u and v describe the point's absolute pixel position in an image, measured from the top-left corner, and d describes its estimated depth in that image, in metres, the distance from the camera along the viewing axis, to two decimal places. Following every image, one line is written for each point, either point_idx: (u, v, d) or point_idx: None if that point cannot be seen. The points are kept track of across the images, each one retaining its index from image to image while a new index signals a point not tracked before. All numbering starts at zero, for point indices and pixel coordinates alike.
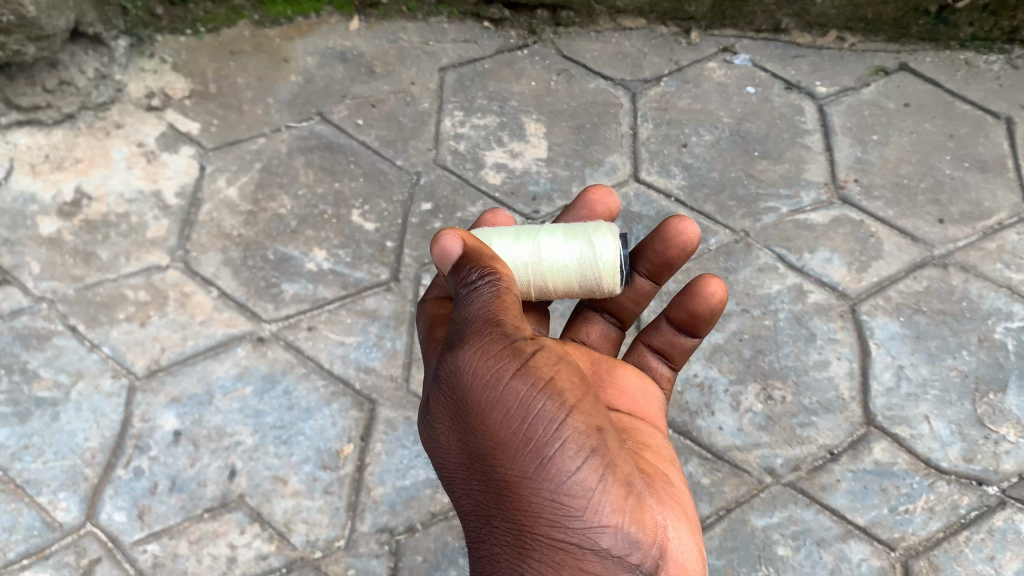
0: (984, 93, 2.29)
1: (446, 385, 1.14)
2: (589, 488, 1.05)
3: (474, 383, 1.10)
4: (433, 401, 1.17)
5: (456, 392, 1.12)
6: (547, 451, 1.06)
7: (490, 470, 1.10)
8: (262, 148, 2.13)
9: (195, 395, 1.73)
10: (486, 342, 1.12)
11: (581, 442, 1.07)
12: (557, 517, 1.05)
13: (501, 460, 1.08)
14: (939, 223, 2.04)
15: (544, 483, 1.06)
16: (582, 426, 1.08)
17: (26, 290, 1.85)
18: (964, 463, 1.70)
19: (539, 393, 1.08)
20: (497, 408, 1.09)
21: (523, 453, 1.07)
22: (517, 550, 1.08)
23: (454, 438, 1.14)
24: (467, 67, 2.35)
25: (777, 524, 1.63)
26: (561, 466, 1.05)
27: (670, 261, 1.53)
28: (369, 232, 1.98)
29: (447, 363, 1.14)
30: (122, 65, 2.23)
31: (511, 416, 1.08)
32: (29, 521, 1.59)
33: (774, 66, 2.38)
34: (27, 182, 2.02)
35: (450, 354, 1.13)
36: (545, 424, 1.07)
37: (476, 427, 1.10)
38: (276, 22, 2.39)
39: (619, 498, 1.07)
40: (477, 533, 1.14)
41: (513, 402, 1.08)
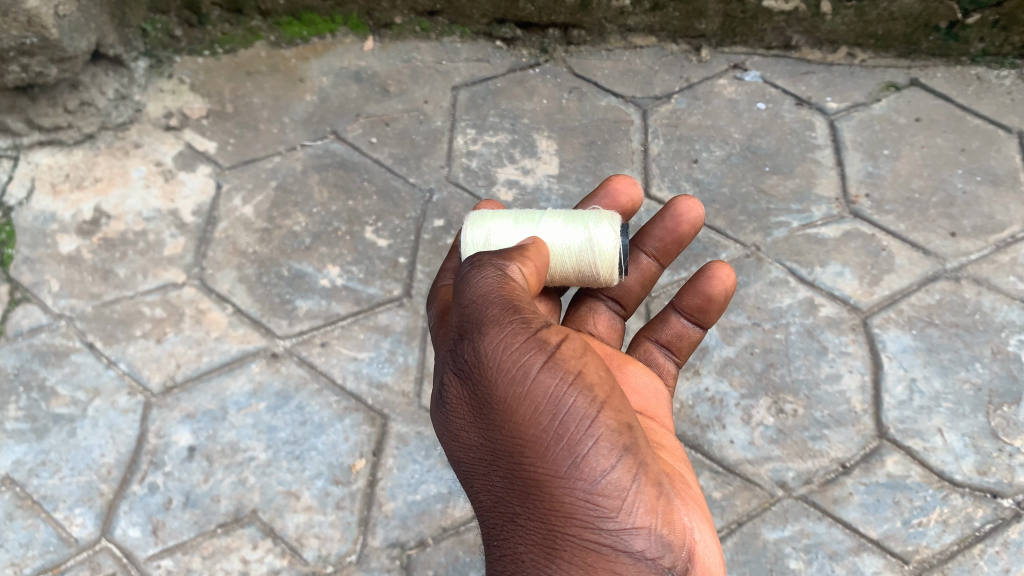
0: (996, 107, 2.29)
1: (468, 379, 1.08)
2: (623, 488, 1.02)
3: (503, 379, 1.04)
4: (453, 397, 1.11)
5: (481, 387, 1.06)
6: (580, 449, 1.02)
7: (517, 469, 1.05)
8: (277, 167, 2.16)
9: (210, 411, 1.76)
10: (509, 331, 1.06)
11: (614, 441, 1.03)
12: (590, 517, 1.01)
13: (530, 457, 1.03)
14: (951, 236, 2.04)
15: (577, 482, 1.01)
16: (614, 423, 1.04)
17: (45, 307, 1.89)
18: (978, 476, 1.69)
19: (569, 388, 1.04)
20: (527, 404, 1.03)
21: (554, 451, 1.02)
22: (546, 553, 1.03)
23: (475, 436, 1.09)
24: (479, 85, 2.37)
25: (789, 538, 1.63)
26: (594, 465, 1.01)
27: (679, 240, 1.62)
28: (382, 248, 2.01)
29: (469, 357, 1.07)
30: (142, 86, 2.28)
31: (543, 412, 1.03)
32: (46, 537, 1.61)
33: (785, 82, 2.39)
34: (47, 202, 2.06)
35: (475, 344, 1.07)
36: (578, 420, 1.03)
37: (501, 422, 1.05)
38: (291, 43, 2.44)
39: (652, 498, 1.03)
40: (498, 535, 1.09)
41: (544, 398, 1.03)
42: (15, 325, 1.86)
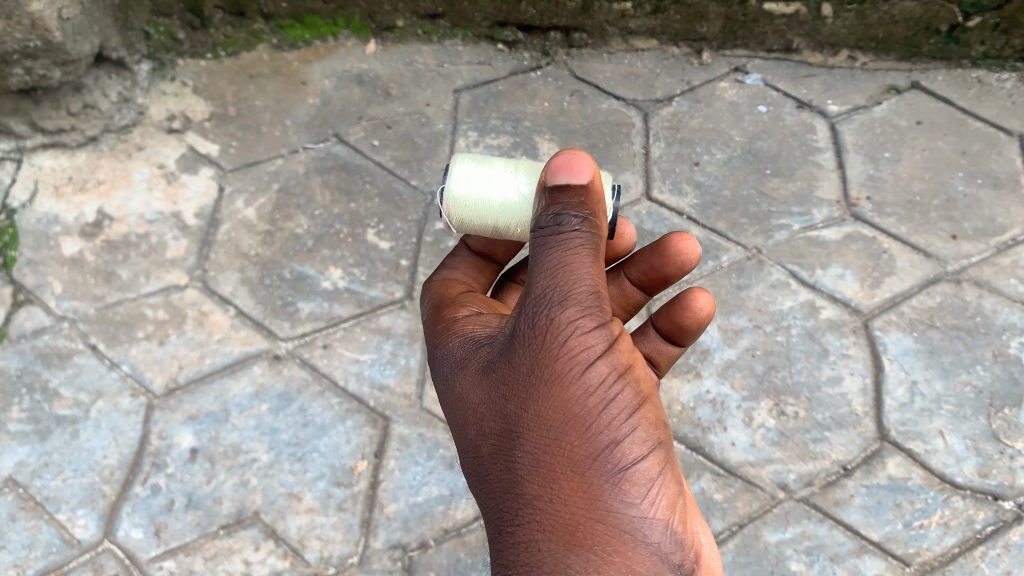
0: (997, 110, 2.29)
1: (522, 340, 1.01)
2: (651, 479, 0.98)
3: (565, 344, 0.98)
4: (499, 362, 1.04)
5: (534, 352, 1.00)
6: (623, 433, 0.98)
7: (554, 443, 0.98)
8: (279, 169, 2.16)
9: (212, 413, 1.76)
10: (581, 301, 0.99)
11: (652, 432, 1.00)
12: (614, 503, 0.96)
13: (571, 432, 0.98)
14: (952, 239, 2.04)
15: (611, 464, 0.97)
16: (653, 417, 1.00)
17: (48, 309, 1.89)
18: (979, 478, 1.69)
19: (620, 373, 1.00)
20: (581, 377, 0.98)
21: (597, 431, 0.98)
22: (564, 538, 0.96)
23: (513, 404, 1.02)
24: (481, 89, 2.38)
25: (790, 540, 1.63)
26: (629, 450, 0.98)
27: (665, 276, 1.38)
28: (384, 251, 2.01)
29: (530, 318, 1.01)
30: (145, 89, 2.29)
31: (593, 388, 0.98)
32: (48, 538, 1.62)
33: (786, 85, 2.40)
34: (50, 205, 2.06)
35: (542, 307, 1.00)
36: (623, 404, 0.99)
37: (548, 393, 0.99)
38: (294, 46, 2.45)
39: (675, 497, 1.00)
40: (509, 515, 1.01)
41: (597, 373, 0.99)
42: (18, 327, 1.86)
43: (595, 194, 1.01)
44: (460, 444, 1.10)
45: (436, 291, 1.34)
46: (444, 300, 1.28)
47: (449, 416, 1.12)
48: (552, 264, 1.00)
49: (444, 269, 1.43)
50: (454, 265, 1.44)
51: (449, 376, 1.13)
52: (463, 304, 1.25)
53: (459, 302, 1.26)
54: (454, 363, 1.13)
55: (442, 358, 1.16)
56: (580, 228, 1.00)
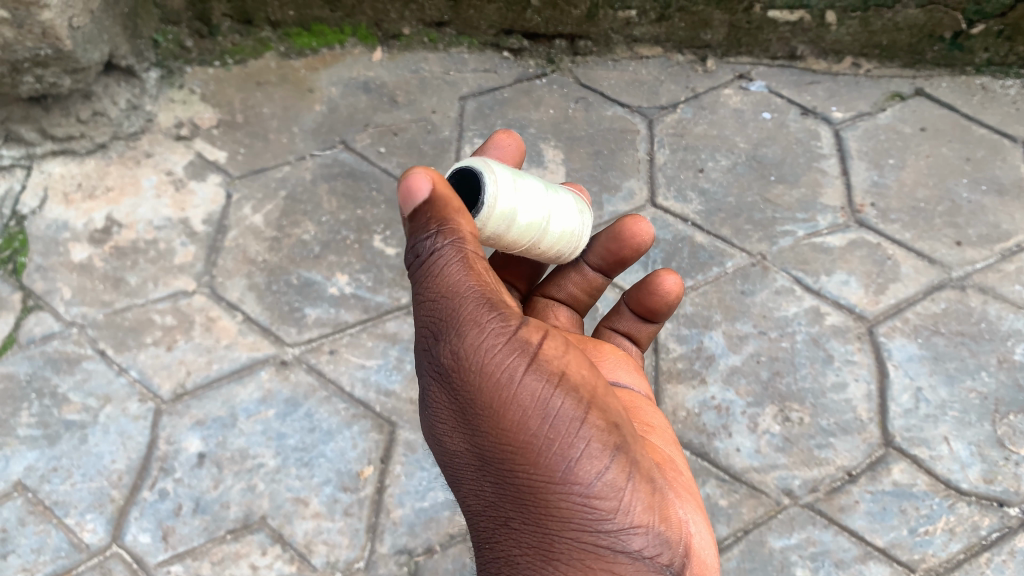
0: (1001, 117, 2.30)
1: (450, 376, 1.06)
2: (617, 488, 1.03)
3: (490, 377, 1.04)
4: (434, 399, 1.09)
5: (462, 387, 1.05)
6: (571, 448, 1.02)
7: (508, 471, 1.05)
8: (286, 176, 2.18)
9: (219, 418, 1.77)
10: (489, 333, 1.05)
11: (603, 438, 1.04)
12: (588, 521, 1.02)
13: (521, 461, 1.03)
14: (956, 245, 2.05)
15: (570, 482, 1.02)
16: (601, 424, 1.05)
17: (57, 315, 1.90)
18: (984, 484, 1.69)
19: (555, 389, 1.04)
20: (514, 404, 1.03)
21: (545, 450, 1.03)
22: (540, 556, 1.04)
23: (461, 441, 1.08)
24: (487, 96, 2.39)
25: (795, 545, 1.64)
26: (586, 467, 1.02)
27: (622, 259, 1.46)
28: (390, 257, 2.02)
29: (442, 354, 1.06)
30: (153, 96, 2.31)
31: (530, 411, 1.03)
32: (57, 542, 1.63)
33: (790, 92, 2.41)
34: (59, 211, 2.08)
35: (453, 346, 1.05)
36: (566, 422, 1.03)
37: (489, 426, 1.04)
38: (301, 54, 2.47)
39: (646, 495, 1.05)
40: (490, 539, 1.08)
41: (528, 396, 1.04)
42: (28, 333, 1.88)
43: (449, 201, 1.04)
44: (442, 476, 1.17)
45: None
46: None
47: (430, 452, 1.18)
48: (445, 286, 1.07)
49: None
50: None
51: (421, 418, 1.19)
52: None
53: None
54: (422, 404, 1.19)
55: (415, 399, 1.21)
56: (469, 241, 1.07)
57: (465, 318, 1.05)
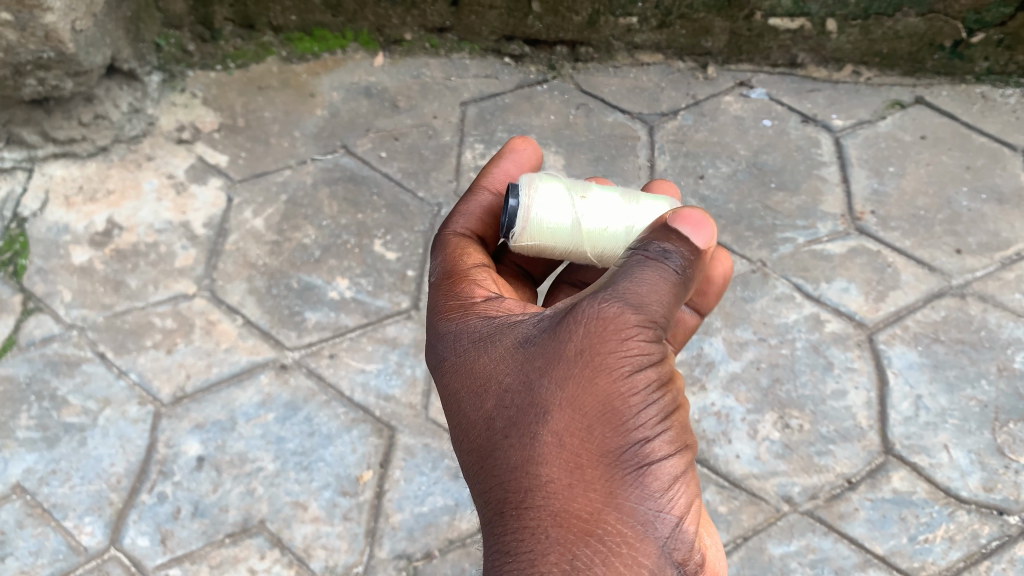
0: (1001, 126, 2.31)
1: (581, 324, 1.00)
2: (672, 485, 0.99)
3: (624, 341, 0.99)
4: (543, 340, 1.03)
5: (582, 343, 0.99)
6: (655, 436, 0.99)
7: (584, 432, 0.98)
8: (287, 180, 2.18)
9: (219, 422, 1.77)
10: (647, 312, 1.00)
11: (680, 440, 1.02)
12: (631, 503, 0.97)
13: (600, 426, 0.98)
14: (956, 253, 2.05)
15: (637, 463, 0.98)
16: (681, 432, 1.03)
17: (57, 317, 1.90)
18: (984, 492, 1.69)
19: (663, 385, 1.02)
20: (625, 374, 0.99)
21: (629, 426, 0.98)
22: (574, 528, 0.96)
23: (540, 386, 1.01)
24: (488, 101, 2.40)
25: (795, 552, 1.63)
26: (655, 456, 0.99)
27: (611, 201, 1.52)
28: (391, 261, 2.02)
29: (589, 305, 1.00)
30: (155, 100, 2.31)
31: (637, 389, 0.99)
32: (55, 545, 1.62)
33: (791, 99, 2.41)
34: (60, 213, 2.08)
35: (608, 304, 1.00)
36: (659, 414, 1.00)
37: (588, 380, 0.98)
38: (303, 58, 2.47)
39: (691, 507, 1.01)
40: (518, 495, 0.99)
41: (645, 377, 1.00)
42: (27, 335, 1.87)
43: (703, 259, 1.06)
44: (465, 413, 1.08)
45: (451, 253, 1.28)
46: (455, 267, 1.25)
47: (456, 387, 1.10)
48: (643, 268, 1.03)
49: (459, 215, 1.35)
50: (467, 213, 1.35)
51: (470, 349, 1.11)
52: (476, 284, 1.22)
53: (471, 279, 1.23)
54: (476, 338, 1.12)
55: (458, 339, 1.13)
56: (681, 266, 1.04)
57: (631, 289, 1.01)
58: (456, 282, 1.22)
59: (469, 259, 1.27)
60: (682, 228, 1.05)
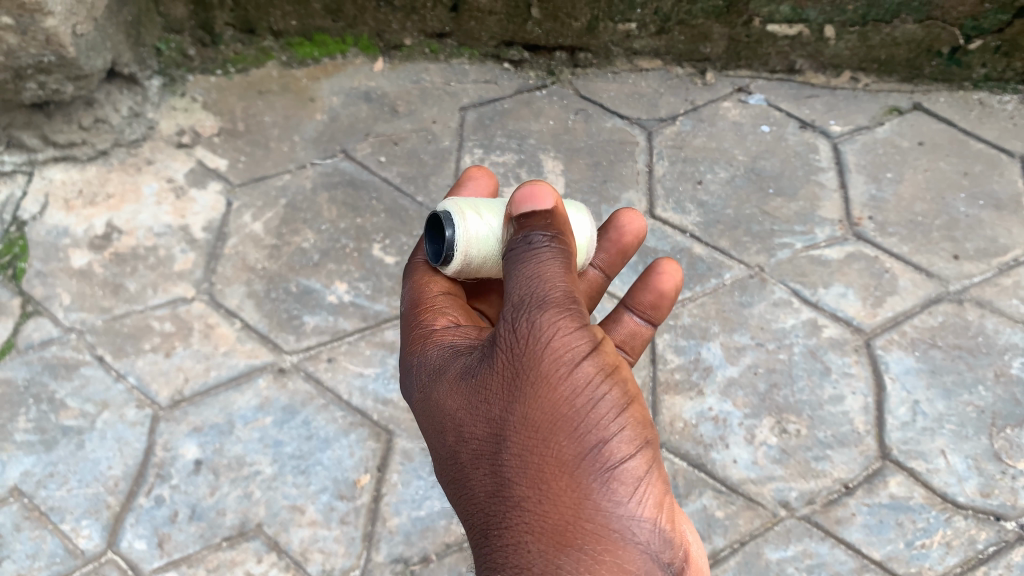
0: (999, 132, 2.31)
1: (515, 344, 1.02)
2: (637, 478, 0.99)
3: (553, 350, 1.00)
4: (487, 367, 1.05)
5: (518, 359, 1.02)
6: (609, 431, 0.99)
7: (541, 446, 0.99)
8: (287, 184, 2.19)
9: (217, 425, 1.77)
10: (565, 316, 1.02)
11: (640, 431, 1.01)
12: (600, 503, 0.97)
13: (554, 436, 0.99)
14: (954, 259, 2.06)
15: (599, 464, 0.98)
16: (638, 419, 1.02)
17: (56, 320, 1.91)
18: (981, 498, 1.69)
19: (606, 377, 1.01)
20: (567, 381, 1.00)
21: (582, 430, 0.99)
22: (552, 541, 0.97)
23: (494, 411, 1.03)
24: (487, 106, 2.41)
25: (792, 558, 1.63)
26: (613, 450, 0.99)
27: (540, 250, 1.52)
28: (389, 265, 2.03)
29: (516, 325, 1.03)
30: (155, 104, 2.32)
31: (581, 391, 1.00)
32: (53, 548, 1.62)
33: (789, 105, 2.42)
34: (59, 217, 2.08)
35: (532, 319, 1.02)
36: (608, 408, 1.00)
37: (535, 395, 1.00)
38: (302, 63, 2.48)
39: (661, 494, 1.00)
40: (495, 518, 1.01)
41: (586, 376, 1.00)
42: (26, 338, 1.88)
43: (561, 218, 1.10)
44: (436, 448, 1.11)
45: (417, 281, 1.30)
46: (418, 297, 1.27)
47: (424, 422, 1.13)
48: (538, 270, 1.06)
49: (426, 240, 1.36)
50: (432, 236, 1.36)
51: (427, 383, 1.13)
52: (437, 312, 1.24)
53: (434, 307, 1.24)
54: (431, 372, 1.14)
55: (418, 372, 1.16)
56: (551, 244, 1.08)
57: (547, 298, 1.03)
58: (421, 312, 1.24)
59: (432, 287, 1.28)
60: (529, 207, 1.09)
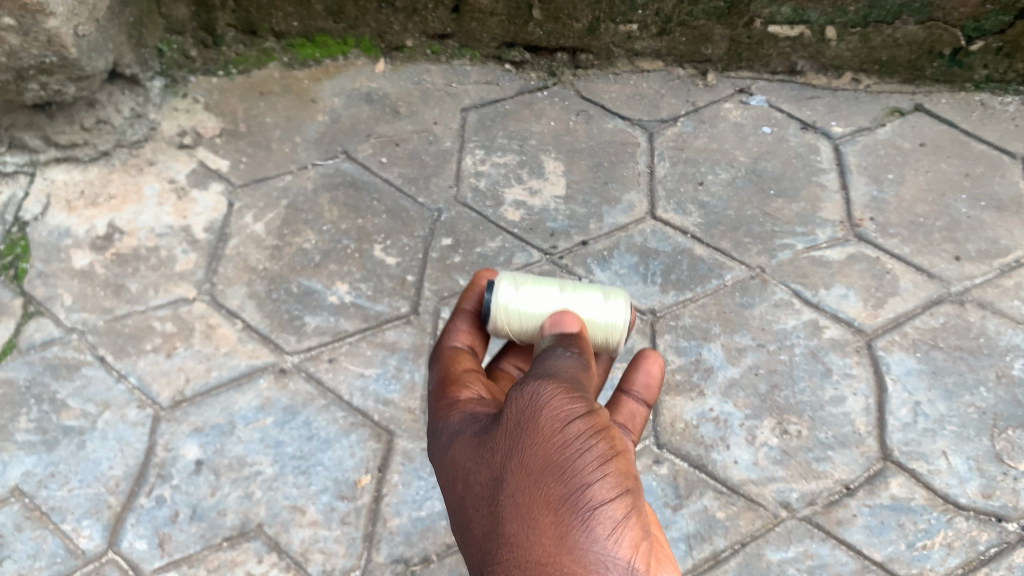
0: (1000, 133, 2.31)
1: (514, 402, 1.06)
2: (617, 525, 0.97)
3: (549, 405, 1.04)
4: (489, 427, 1.08)
5: (516, 414, 1.05)
6: (594, 480, 1.00)
7: (530, 488, 0.99)
8: (288, 186, 2.19)
9: (218, 425, 1.77)
10: (564, 386, 1.08)
11: (623, 489, 1.01)
12: (581, 542, 0.95)
13: (541, 478, 0.99)
14: (955, 260, 2.05)
15: (582, 504, 0.98)
16: (625, 479, 1.03)
17: (57, 320, 1.91)
18: (982, 499, 1.69)
19: (596, 437, 1.04)
20: (558, 430, 1.02)
21: (569, 476, 0.99)
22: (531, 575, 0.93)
23: (489, 459, 1.04)
24: (489, 107, 2.41)
25: (793, 558, 1.63)
26: (597, 497, 0.99)
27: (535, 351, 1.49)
28: (390, 266, 2.03)
29: (518, 391, 1.08)
30: (157, 104, 2.32)
31: (571, 439, 1.02)
32: (53, 548, 1.62)
33: (790, 106, 2.42)
34: (61, 218, 2.09)
35: (532, 386, 1.07)
36: (595, 463, 1.01)
37: (526, 442, 1.02)
38: (304, 64, 2.48)
39: (643, 548, 0.98)
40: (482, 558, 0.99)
41: (575, 428, 1.03)
42: (27, 338, 1.88)
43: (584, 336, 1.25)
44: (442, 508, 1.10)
45: (446, 361, 1.33)
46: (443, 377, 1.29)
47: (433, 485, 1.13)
48: (554, 361, 1.14)
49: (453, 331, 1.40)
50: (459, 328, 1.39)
51: (437, 445, 1.15)
52: (462, 383, 1.26)
53: (459, 380, 1.27)
54: (441, 436, 1.16)
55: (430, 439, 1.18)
56: (572, 352, 1.18)
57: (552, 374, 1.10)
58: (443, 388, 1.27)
59: (460, 366, 1.31)
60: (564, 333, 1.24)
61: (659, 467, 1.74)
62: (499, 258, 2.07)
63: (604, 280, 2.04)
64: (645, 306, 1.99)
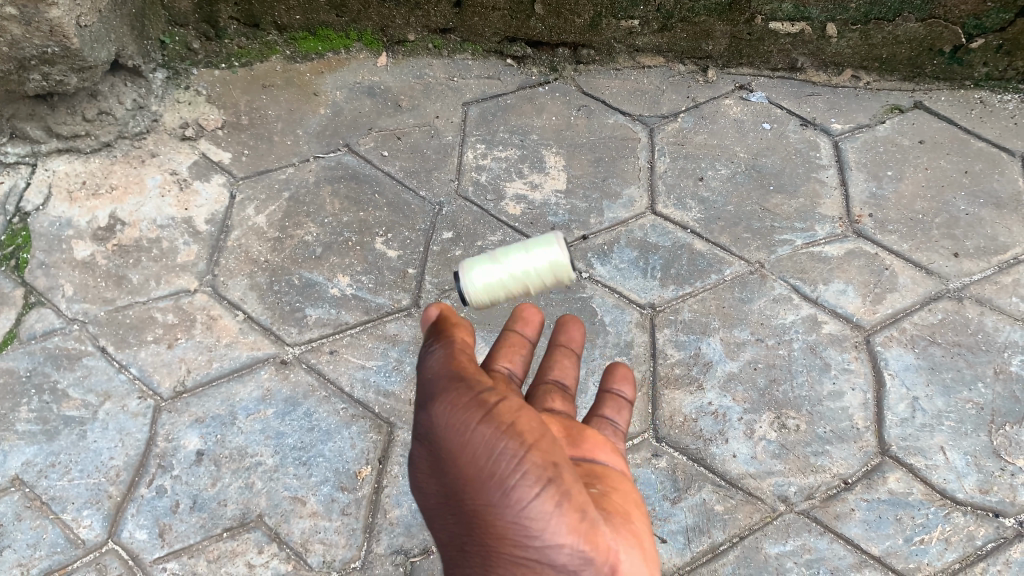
0: (1000, 131, 2.33)
1: (422, 432, 1.11)
2: (543, 512, 1.00)
3: (448, 426, 1.07)
4: (419, 454, 1.13)
5: (432, 446, 1.09)
6: (506, 478, 1.01)
7: (468, 509, 1.05)
8: (290, 177, 2.21)
9: (219, 416, 1.77)
10: (452, 396, 1.09)
11: (538, 468, 1.02)
12: (519, 540, 1.01)
13: (470, 494, 1.04)
14: (954, 257, 2.06)
15: (505, 506, 1.01)
16: (538, 459, 1.03)
17: (59, 311, 1.91)
18: (980, 494, 1.69)
19: (500, 432, 1.04)
20: (466, 445, 1.05)
21: (486, 485, 1.03)
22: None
23: (434, 489, 1.10)
24: (490, 102, 2.45)
25: (791, 552, 1.61)
26: (513, 491, 1.00)
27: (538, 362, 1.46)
28: (391, 259, 2.06)
29: (420, 418, 1.11)
30: (159, 96, 2.33)
31: (477, 447, 1.04)
32: (54, 538, 1.60)
33: (790, 103, 2.44)
34: (63, 208, 2.09)
35: (428, 412, 1.10)
36: (505, 457, 1.02)
37: (448, 467, 1.07)
38: (306, 58, 2.50)
39: (574, 519, 1.01)
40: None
41: (478, 435, 1.05)
42: (28, 328, 1.88)
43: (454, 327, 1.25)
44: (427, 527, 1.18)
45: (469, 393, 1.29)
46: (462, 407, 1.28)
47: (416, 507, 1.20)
48: (434, 371, 1.16)
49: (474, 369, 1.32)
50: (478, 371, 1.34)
51: None
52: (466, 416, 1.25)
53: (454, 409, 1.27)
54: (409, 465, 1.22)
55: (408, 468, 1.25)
56: (441, 351, 1.19)
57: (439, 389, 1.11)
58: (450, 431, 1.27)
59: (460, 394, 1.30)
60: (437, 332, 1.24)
61: (657, 460, 1.73)
62: (499, 252, 2.09)
63: (604, 274, 2.05)
64: (645, 300, 2.00)
